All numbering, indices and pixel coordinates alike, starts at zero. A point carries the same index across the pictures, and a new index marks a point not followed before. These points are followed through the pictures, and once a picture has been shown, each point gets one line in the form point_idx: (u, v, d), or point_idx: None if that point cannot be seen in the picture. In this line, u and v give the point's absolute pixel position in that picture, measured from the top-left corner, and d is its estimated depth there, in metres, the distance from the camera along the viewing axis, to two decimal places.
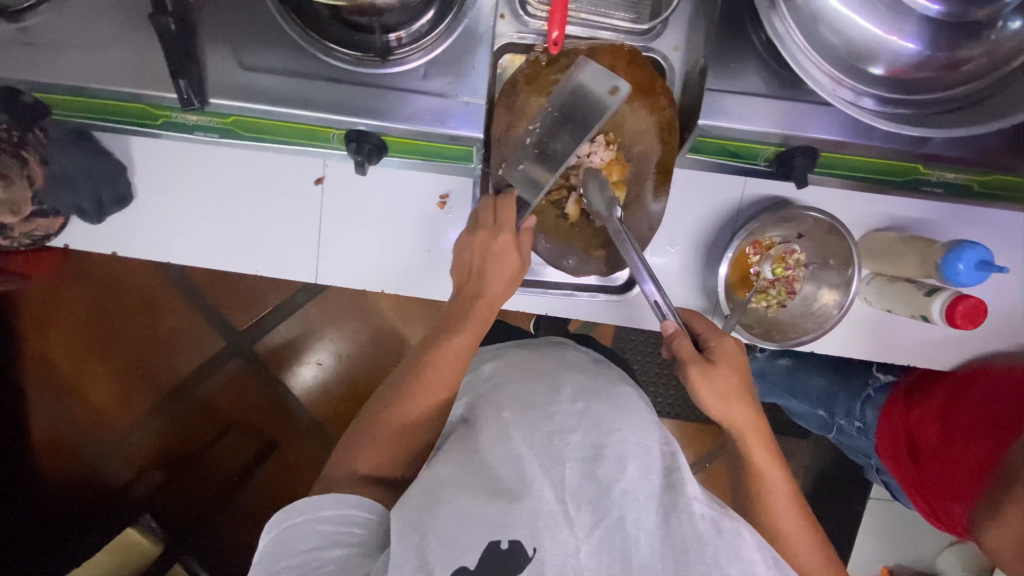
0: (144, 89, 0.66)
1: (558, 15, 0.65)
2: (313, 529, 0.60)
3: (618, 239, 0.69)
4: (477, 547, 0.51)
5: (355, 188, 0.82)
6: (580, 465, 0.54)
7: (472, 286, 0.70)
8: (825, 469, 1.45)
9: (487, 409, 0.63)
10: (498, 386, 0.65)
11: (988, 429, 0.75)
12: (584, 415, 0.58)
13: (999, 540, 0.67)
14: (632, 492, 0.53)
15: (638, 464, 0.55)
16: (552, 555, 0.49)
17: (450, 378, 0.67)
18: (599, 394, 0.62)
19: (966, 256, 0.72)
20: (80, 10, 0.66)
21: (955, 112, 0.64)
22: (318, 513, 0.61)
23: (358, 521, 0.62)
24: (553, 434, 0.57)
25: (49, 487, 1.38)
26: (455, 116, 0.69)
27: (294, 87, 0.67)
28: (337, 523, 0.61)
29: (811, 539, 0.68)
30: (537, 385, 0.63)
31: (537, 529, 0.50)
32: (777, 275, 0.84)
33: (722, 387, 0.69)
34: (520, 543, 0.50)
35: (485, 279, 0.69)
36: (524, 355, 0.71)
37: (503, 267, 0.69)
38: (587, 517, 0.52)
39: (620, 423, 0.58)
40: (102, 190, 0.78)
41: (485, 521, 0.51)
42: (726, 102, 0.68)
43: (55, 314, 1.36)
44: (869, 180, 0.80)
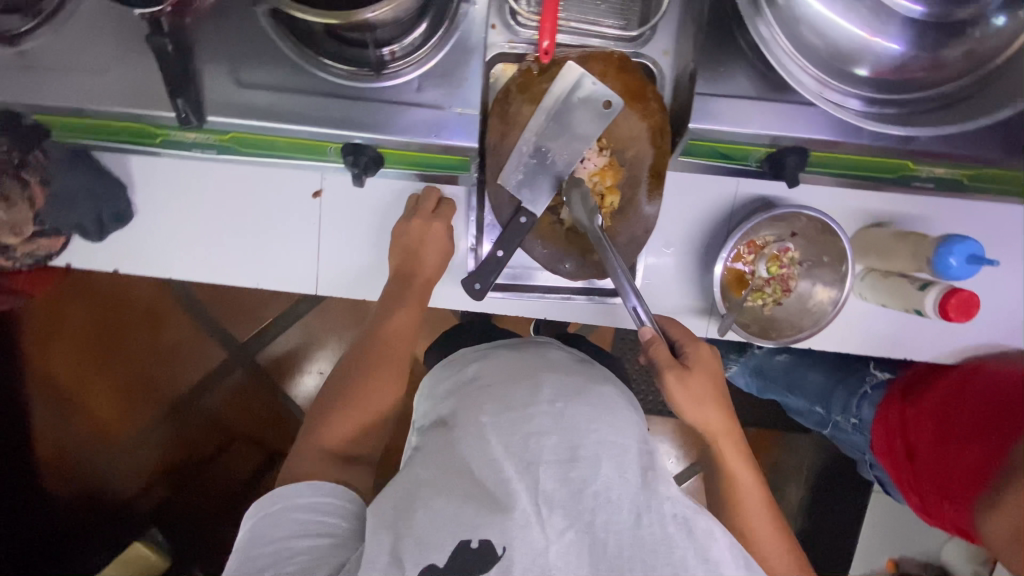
0: (142, 110, 0.67)
1: (548, 25, 0.68)
2: (287, 517, 0.61)
3: (599, 245, 0.69)
4: (448, 547, 0.54)
5: (353, 200, 0.83)
6: (556, 467, 0.58)
7: (411, 268, 0.79)
8: (828, 464, 1.45)
9: (467, 411, 0.65)
10: (481, 388, 0.67)
11: (988, 428, 0.76)
12: (561, 415, 0.61)
13: (1000, 535, 0.69)
14: (605, 493, 0.57)
15: (613, 465, 0.59)
16: (520, 554, 0.53)
17: (400, 353, 0.76)
18: (577, 396, 0.64)
19: (958, 249, 0.73)
20: (78, 33, 0.67)
21: (939, 110, 0.66)
22: (292, 501, 0.62)
23: (330, 511, 0.62)
24: (531, 436, 0.60)
25: (57, 504, 1.40)
26: (449, 127, 0.70)
27: (291, 102, 0.68)
28: (310, 511, 0.61)
29: (775, 531, 0.73)
30: (518, 386, 0.65)
31: (506, 530, 0.54)
32: (772, 274, 0.85)
33: (695, 391, 0.75)
34: (490, 543, 0.54)
35: (420, 259, 0.79)
36: (508, 355, 0.73)
37: (430, 241, 0.79)
38: (560, 520, 0.55)
39: (597, 424, 0.61)
40: (103, 209, 0.79)
41: (457, 520, 0.56)
42: (717, 106, 0.69)
43: (58, 331, 1.36)
44: (860, 178, 0.81)
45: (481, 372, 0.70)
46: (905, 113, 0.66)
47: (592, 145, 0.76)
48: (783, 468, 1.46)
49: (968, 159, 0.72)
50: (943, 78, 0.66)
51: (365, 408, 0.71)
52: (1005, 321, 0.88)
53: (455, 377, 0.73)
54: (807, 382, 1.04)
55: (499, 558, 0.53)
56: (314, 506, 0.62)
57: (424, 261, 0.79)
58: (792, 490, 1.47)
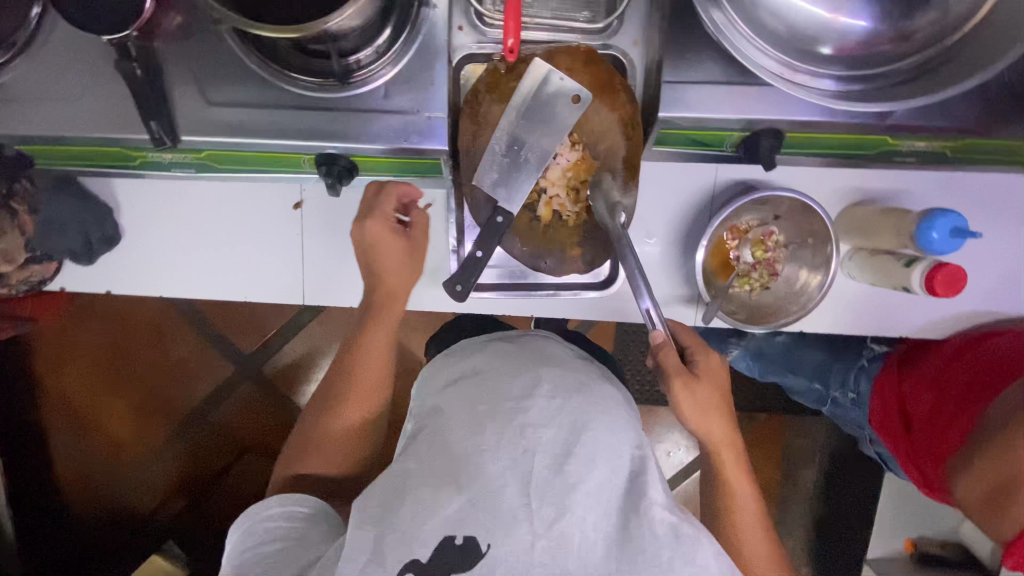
0: (118, 133, 0.69)
1: (511, 22, 0.67)
2: (258, 526, 0.66)
3: (620, 244, 0.70)
4: (433, 542, 0.54)
5: (334, 209, 0.84)
6: (549, 460, 0.58)
7: (371, 284, 0.78)
8: (838, 447, 1.44)
9: (461, 401, 0.65)
10: (475, 377, 0.68)
11: (974, 391, 0.76)
12: (560, 411, 0.62)
13: (975, 491, 0.70)
14: (596, 493, 0.57)
15: (607, 466, 0.59)
16: (504, 552, 0.53)
17: (373, 372, 0.77)
18: (577, 391, 0.65)
19: (939, 224, 0.72)
20: (52, 63, 0.69)
21: (910, 83, 0.65)
22: (261, 512, 0.67)
23: (297, 517, 0.67)
24: (526, 428, 0.60)
25: (78, 520, 1.43)
26: (419, 131, 0.70)
27: (261, 117, 0.69)
28: (279, 519, 0.66)
29: (764, 536, 0.74)
30: (517, 379, 0.65)
31: (489, 526, 0.54)
32: (758, 258, 0.85)
33: (702, 401, 0.74)
34: (475, 539, 0.54)
35: (377, 271, 0.77)
36: (505, 347, 0.73)
37: (388, 252, 0.77)
38: (549, 511, 0.55)
39: (596, 424, 0.62)
40: (90, 232, 0.81)
41: (445, 515, 0.55)
42: (686, 92, 0.69)
43: (69, 353, 1.40)
44: (841, 156, 0.80)
45: (472, 365, 0.70)
46: (876, 89, 0.65)
47: (563, 140, 0.76)
48: (793, 453, 1.44)
49: (946, 130, 0.70)
50: (910, 50, 0.65)
51: (341, 429, 0.75)
52: (1002, 293, 0.86)
53: (446, 375, 0.71)
54: (805, 360, 1.03)
55: (483, 555, 0.53)
56: (281, 514, 0.67)
57: (383, 273, 0.77)
58: (803, 475, 1.46)
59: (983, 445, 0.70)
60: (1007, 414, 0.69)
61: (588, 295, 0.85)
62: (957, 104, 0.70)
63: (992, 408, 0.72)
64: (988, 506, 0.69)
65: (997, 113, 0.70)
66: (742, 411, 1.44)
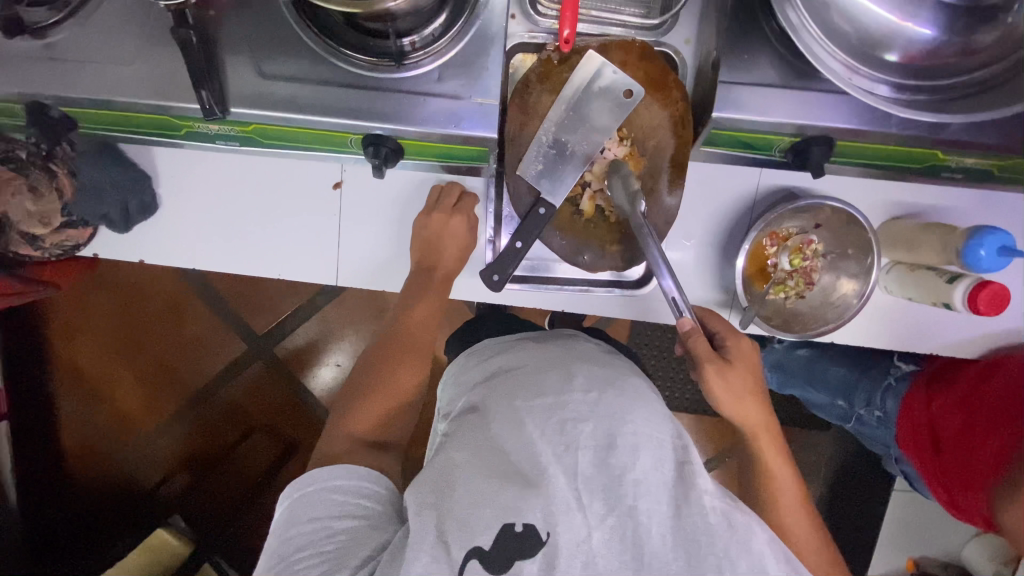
0: (168, 101, 0.68)
1: (568, 12, 0.67)
2: (325, 497, 0.61)
3: (639, 232, 0.70)
4: (491, 529, 0.54)
5: (372, 191, 0.83)
6: (592, 453, 0.58)
7: (427, 260, 0.80)
8: (848, 461, 1.44)
9: (499, 398, 0.65)
10: (512, 372, 0.68)
11: (1001, 419, 0.75)
12: (597, 404, 0.61)
13: (1006, 525, 0.70)
14: (644, 482, 0.57)
15: (650, 455, 0.59)
16: (564, 542, 0.53)
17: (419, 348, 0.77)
18: (612, 386, 0.64)
19: (988, 242, 0.71)
20: (105, 26, 0.68)
21: (969, 98, 0.64)
22: (330, 482, 0.62)
23: (367, 495, 0.63)
24: (567, 422, 0.60)
25: (84, 491, 1.43)
26: (470, 117, 0.70)
27: (312, 93, 0.68)
28: (348, 492, 0.62)
29: (809, 521, 0.72)
30: (551, 375, 0.66)
31: (552, 514, 0.54)
32: (795, 266, 0.83)
33: (735, 387, 0.74)
34: (535, 527, 0.53)
35: (440, 252, 0.80)
36: (537, 349, 0.73)
37: (450, 232, 0.79)
38: (600, 505, 0.56)
39: (632, 414, 0.61)
40: (129, 200, 0.80)
41: (499, 504, 0.55)
42: (741, 93, 0.68)
43: (85, 321, 1.40)
44: (888, 168, 0.79)
45: (511, 361, 0.71)
46: (936, 101, 0.65)
47: (613, 134, 0.76)
48: (803, 465, 1.44)
49: (999, 148, 0.70)
50: (978, 64, 0.64)
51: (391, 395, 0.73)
52: None
53: (478, 369, 0.73)
54: (829, 376, 1.03)
55: (544, 544, 0.53)
56: (350, 487, 0.62)
57: (441, 256, 0.80)
58: (812, 488, 1.46)
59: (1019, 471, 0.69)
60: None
61: (621, 292, 0.86)
62: (1012, 122, 0.69)
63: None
64: None
65: None
66: None
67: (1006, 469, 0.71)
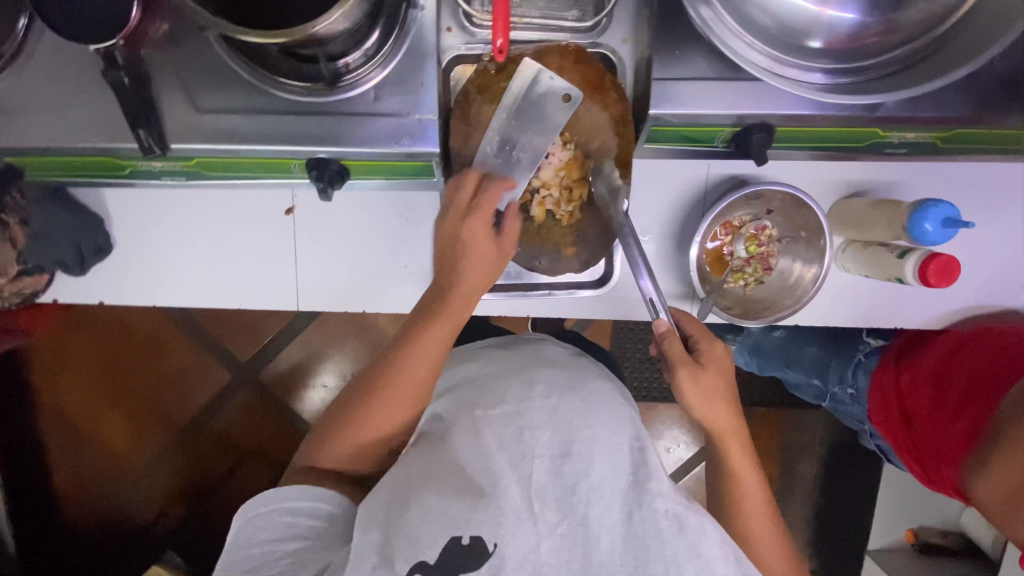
0: (108, 143, 0.68)
1: (501, 23, 0.66)
2: (277, 520, 0.65)
3: (623, 234, 0.71)
4: (439, 542, 0.55)
5: (327, 213, 0.84)
6: (548, 462, 0.60)
7: (444, 278, 0.69)
8: (837, 439, 1.44)
9: (462, 410, 0.68)
10: (475, 381, 0.71)
11: (980, 393, 0.75)
12: (555, 410, 0.65)
13: (990, 491, 0.67)
14: (597, 488, 0.59)
15: (605, 461, 0.61)
16: (512, 551, 0.54)
17: (421, 376, 0.67)
18: (571, 389, 0.68)
19: (931, 215, 0.72)
20: (38, 73, 0.68)
21: (895, 75, 0.65)
22: (284, 504, 0.65)
23: (319, 514, 0.66)
24: (525, 432, 0.63)
25: (80, 533, 1.43)
26: (410, 134, 0.70)
27: (251, 123, 0.69)
28: (301, 513, 0.65)
29: (773, 525, 0.73)
30: (512, 385, 0.69)
31: (499, 527, 0.55)
32: (751, 253, 0.84)
33: (709, 388, 0.73)
34: (481, 539, 0.55)
35: (459, 270, 0.68)
36: (502, 352, 0.77)
37: (478, 253, 0.67)
38: (553, 515, 0.57)
39: (590, 420, 0.64)
40: (83, 243, 0.80)
41: (448, 517, 0.56)
42: (676, 89, 0.69)
43: (65, 364, 1.39)
44: (833, 149, 0.80)
45: (472, 371, 0.75)
46: (861, 82, 0.65)
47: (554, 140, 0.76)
48: (793, 446, 1.44)
49: (937, 121, 0.70)
50: (900, 41, 0.64)
51: (374, 427, 0.68)
52: (993, 280, 0.87)
53: (446, 377, 0.77)
54: (803, 356, 1.03)
55: (491, 554, 0.54)
56: (304, 509, 0.66)
57: (461, 277, 0.67)
58: (804, 468, 1.46)
59: (997, 439, 0.68)
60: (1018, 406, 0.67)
61: (584, 293, 0.86)
62: (948, 94, 0.70)
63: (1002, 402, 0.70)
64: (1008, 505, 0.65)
65: (988, 104, 0.70)
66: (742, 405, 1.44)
67: (988, 437, 0.69)
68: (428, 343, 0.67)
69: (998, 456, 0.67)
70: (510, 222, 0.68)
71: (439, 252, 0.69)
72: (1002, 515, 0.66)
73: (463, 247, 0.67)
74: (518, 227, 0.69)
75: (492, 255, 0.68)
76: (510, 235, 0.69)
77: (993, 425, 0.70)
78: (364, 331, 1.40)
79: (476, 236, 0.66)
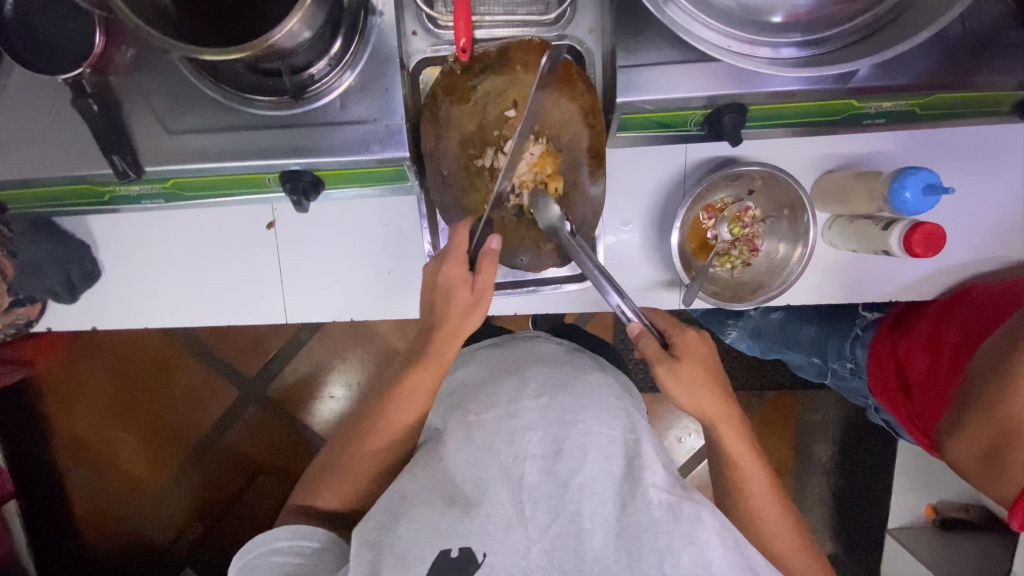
0: (84, 171, 0.69)
1: (461, 23, 0.66)
2: (265, 560, 0.66)
3: (573, 249, 0.69)
4: (429, 556, 0.56)
5: (308, 226, 0.84)
6: (540, 461, 0.61)
7: (433, 319, 0.72)
8: (848, 418, 1.42)
9: (454, 420, 0.69)
10: (472, 389, 0.73)
11: (964, 354, 0.74)
12: (546, 409, 0.65)
13: (966, 452, 0.69)
14: (589, 485, 0.59)
15: (598, 456, 0.61)
16: (502, 559, 0.55)
17: (415, 403, 0.72)
18: (563, 387, 0.68)
19: (910, 183, 0.71)
20: (12, 107, 0.69)
21: (858, 44, 0.64)
22: (270, 545, 0.67)
23: (307, 552, 0.67)
24: (514, 433, 0.63)
25: (102, 555, 1.45)
26: (380, 140, 0.70)
27: (222, 142, 0.69)
28: (287, 553, 0.66)
29: (777, 505, 0.72)
30: (505, 387, 0.69)
31: (487, 535, 0.56)
32: (735, 235, 0.83)
33: (689, 381, 0.72)
34: (470, 550, 0.55)
35: (446, 312, 0.70)
36: (499, 354, 0.78)
37: (455, 299, 0.70)
38: (544, 515, 0.57)
39: (583, 416, 0.64)
40: (71, 270, 0.81)
41: (438, 531, 0.57)
42: (641, 76, 0.68)
43: (75, 391, 1.41)
44: (810, 124, 0.78)
45: (472, 375, 0.76)
46: (826, 54, 0.65)
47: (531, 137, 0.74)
48: (804, 428, 1.43)
49: (912, 88, 0.69)
50: None
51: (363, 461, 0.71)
52: (986, 247, 0.85)
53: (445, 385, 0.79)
54: (801, 336, 1.01)
55: (480, 565, 0.55)
56: (292, 548, 0.67)
57: (451, 317, 0.70)
58: (817, 450, 1.44)
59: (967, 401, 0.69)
60: (988, 365, 0.67)
61: (570, 287, 0.86)
62: (920, 59, 0.68)
63: (972, 364, 0.70)
64: (984, 467, 0.68)
65: (962, 66, 0.68)
66: (749, 390, 1.42)
67: (959, 399, 0.70)
68: (416, 385, 0.71)
69: (970, 416, 0.68)
70: (485, 262, 0.69)
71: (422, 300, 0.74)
72: (978, 467, 0.69)
73: (442, 292, 0.70)
74: (495, 268, 0.70)
75: (469, 302, 0.70)
76: (488, 274, 0.69)
77: (964, 384, 0.70)
78: (365, 340, 1.41)
79: (452, 281, 0.69)
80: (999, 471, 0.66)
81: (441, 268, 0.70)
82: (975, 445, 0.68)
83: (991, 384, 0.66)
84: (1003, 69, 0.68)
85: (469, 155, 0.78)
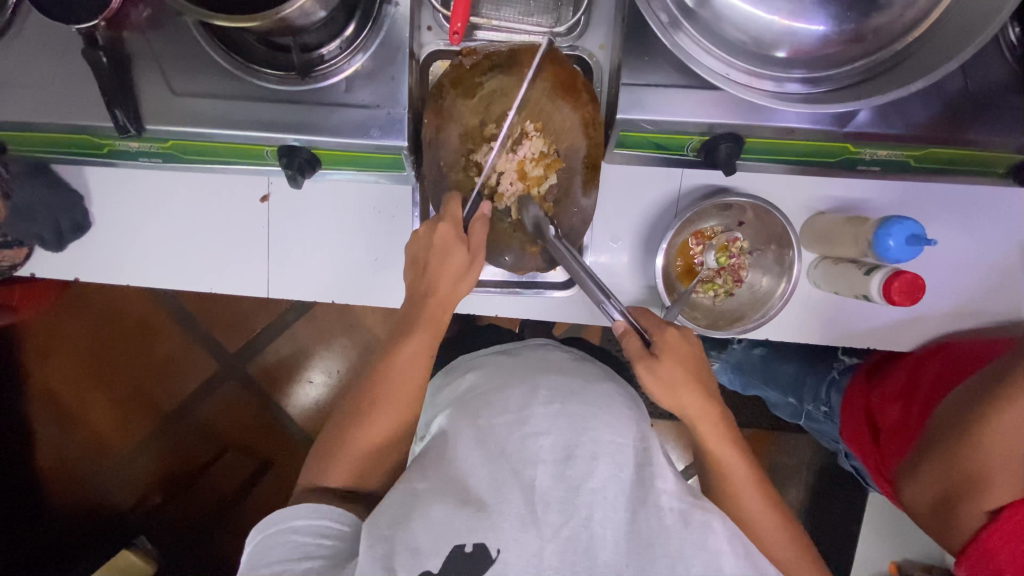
0: (89, 121, 0.70)
1: (461, 8, 0.68)
2: (283, 539, 0.62)
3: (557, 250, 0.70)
4: (442, 551, 0.56)
5: (303, 202, 0.85)
6: (552, 465, 0.60)
7: (423, 285, 0.73)
8: (823, 465, 1.40)
9: (461, 420, 0.67)
10: (475, 394, 0.70)
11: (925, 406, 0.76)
12: (559, 415, 0.63)
13: (921, 498, 0.71)
14: (601, 490, 0.59)
15: (609, 463, 0.61)
16: (514, 558, 0.55)
17: (414, 382, 0.71)
18: (573, 394, 0.67)
19: (896, 231, 0.72)
20: (24, 51, 0.70)
21: (851, 88, 0.65)
22: (288, 524, 0.63)
23: (328, 533, 0.63)
24: (526, 436, 0.62)
25: (53, 513, 1.41)
26: (380, 126, 0.71)
27: (225, 108, 0.70)
28: (305, 533, 0.63)
29: (769, 506, 0.70)
30: (514, 391, 0.67)
31: (500, 532, 0.56)
32: (721, 264, 0.84)
33: (666, 379, 0.69)
34: (484, 547, 0.55)
35: (434, 277, 0.72)
36: (506, 360, 0.75)
37: (450, 262, 0.71)
38: (556, 517, 0.57)
39: (595, 422, 0.63)
40: (61, 219, 0.83)
41: (451, 528, 0.56)
42: (644, 95, 0.69)
43: (55, 346, 1.40)
44: (802, 162, 0.79)
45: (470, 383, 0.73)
46: (829, 93, 0.65)
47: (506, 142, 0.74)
48: (779, 471, 1.40)
49: (909, 138, 0.70)
50: (865, 51, 0.64)
51: (360, 442, 0.70)
52: (966, 306, 0.85)
53: (452, 389, 0.75)
54: (779, 373, 1.00)
55: (493, 561, 0.55)
56: (309, 528, 0.63)
57: (439, 283, 0.71)
58: (791, 494, 1.41)
59: (926, 446, 0.70)
60: (955, 413, 0.68)
61: (555, 294, 0.87)
62: (918, 113, 0.69)
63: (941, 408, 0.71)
64: (936, 515, 0.70)
65: (961, 124, 0.69)
66: None
67: (922, 444, 0.71)
68: (414, 354, 0.71)
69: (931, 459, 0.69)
70: (477, 227, 0.73)
71: (413, 261, 0.74)
72: (929, 515, 0.71)
73: (437, 255, 0.72)
74: (484, 233, 0.74)
75: (464, 264, 0.72)
76: (477, 238, 0.74)
77: (928, 428, 0.71)
78: (351, 329, 1.41)
79: (447, 242, 0.72)
80: (950, 519, 0.68)
81: (434, 230, 0.72)
82: (929, 491, 0.69)
83: (959, 427, 0.67)
84: (996, 132, 0.70)
85: (468, 148, 0.80)
